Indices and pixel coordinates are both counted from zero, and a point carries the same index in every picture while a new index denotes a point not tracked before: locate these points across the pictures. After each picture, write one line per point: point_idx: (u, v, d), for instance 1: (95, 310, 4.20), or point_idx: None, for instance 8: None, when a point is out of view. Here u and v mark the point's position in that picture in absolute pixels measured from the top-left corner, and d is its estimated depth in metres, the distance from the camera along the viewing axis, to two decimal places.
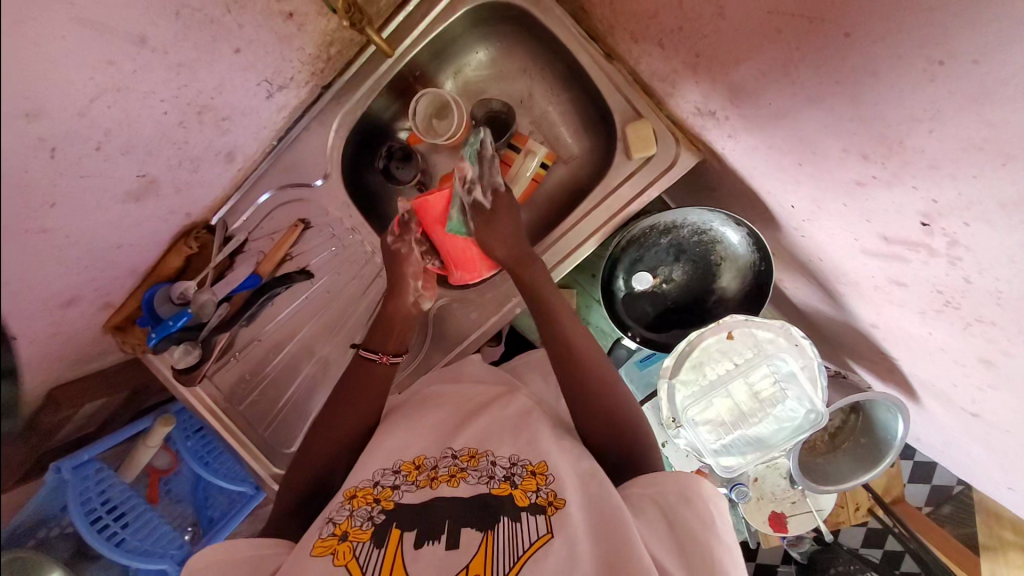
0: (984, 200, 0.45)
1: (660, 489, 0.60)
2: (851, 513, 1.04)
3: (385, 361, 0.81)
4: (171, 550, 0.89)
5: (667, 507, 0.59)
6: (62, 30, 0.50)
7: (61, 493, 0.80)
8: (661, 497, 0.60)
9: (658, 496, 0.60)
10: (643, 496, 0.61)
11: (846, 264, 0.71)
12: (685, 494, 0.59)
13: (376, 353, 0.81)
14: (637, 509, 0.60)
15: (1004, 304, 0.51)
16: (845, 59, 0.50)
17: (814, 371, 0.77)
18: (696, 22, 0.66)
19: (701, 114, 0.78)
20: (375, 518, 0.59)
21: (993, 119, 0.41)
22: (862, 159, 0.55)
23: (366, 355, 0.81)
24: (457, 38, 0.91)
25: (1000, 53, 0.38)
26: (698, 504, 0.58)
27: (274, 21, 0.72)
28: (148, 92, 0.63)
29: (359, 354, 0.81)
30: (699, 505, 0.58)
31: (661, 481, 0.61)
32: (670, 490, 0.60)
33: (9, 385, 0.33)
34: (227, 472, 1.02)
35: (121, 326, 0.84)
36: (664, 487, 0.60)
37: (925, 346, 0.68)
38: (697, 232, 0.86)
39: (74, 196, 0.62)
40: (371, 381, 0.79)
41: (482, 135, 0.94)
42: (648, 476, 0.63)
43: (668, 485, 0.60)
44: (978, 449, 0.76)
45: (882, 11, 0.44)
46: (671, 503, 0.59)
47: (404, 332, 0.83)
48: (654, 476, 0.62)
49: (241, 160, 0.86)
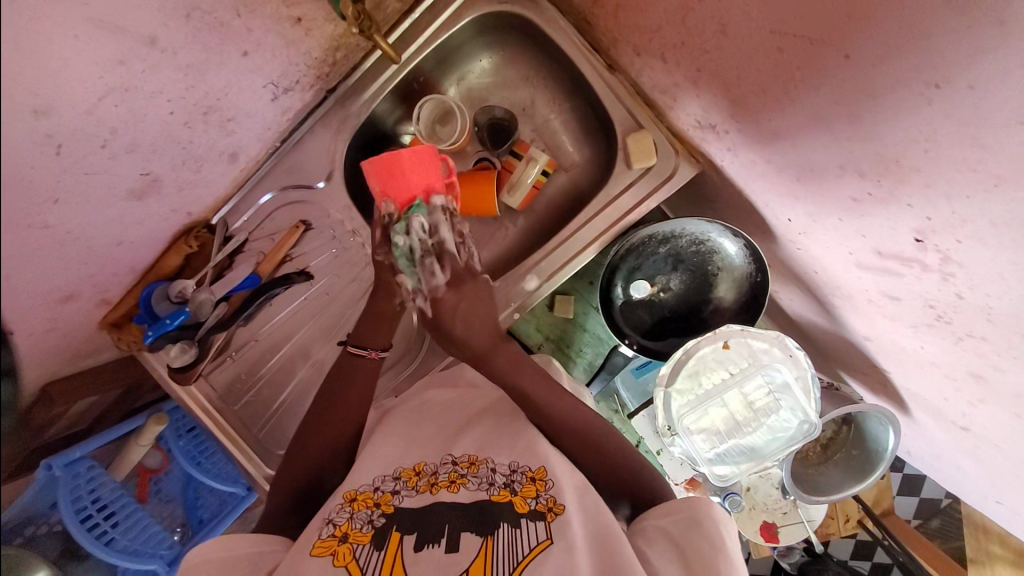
0: (977, 217, 0.46)
1: (672, 517, 0.60)
2: (841, 523, 1.08)
3: (374, 357, 0.80)
4: (161, 550, 0.90)
5: (678, 535, 0.59)
6: (74, 29, 0.51)
7: (51, 492, 0.78)
8: (672, 524, 0.60)
9: (668, 524, 0.60)
10: (654, 525, 0.61)
11: (841, 278, 0.72)
12: (695, 518, 0.59)
13: (365, 349, 0.80)
14: (648, 537, 0.60)
15: (993, 320, 0.53)
16: (844, 79, 0.51)
17: (808, 382, 0.79)
18: (698, 38, 0.68)
19: (702, 128, 0.79)
20: (375, 522, 0.59)
21: (985, 141, 0.42)
22: (859, 175, 0.57)
23: (355, 352, 0.79)
24: (460, 46, 0.92)
25: (994, 77, 0.39)
26: (708, 528, 0.58)
27: (283, 25, 0.73)
28: (155, 91, 0.64)
29: (350, 351, 0.79)
30: (709, 529, 0.58)
31: (672, 509, 0.61)
32: (681, 517, 0.60)
33: (8, 386, 0.34)
34: (219, 473, 1.02)
35: (117, 323, 0.83)
36: (677, 515, 0.60)
37: (917, 360, 0.69)
38: (695, 243, 0.87)
39: (78, 193, 0.62)
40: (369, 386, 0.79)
41: (484, 141, 0.97)
42: (662, 506, 0.63)
43: (681, 513, 0.60)
44: (967, 463, 0.77)
45: (881, 33, 0.45)
46: (683, 530, 0.59)
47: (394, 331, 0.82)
48: (668, 505, 0.62)
49: (244, 160, 0.86)
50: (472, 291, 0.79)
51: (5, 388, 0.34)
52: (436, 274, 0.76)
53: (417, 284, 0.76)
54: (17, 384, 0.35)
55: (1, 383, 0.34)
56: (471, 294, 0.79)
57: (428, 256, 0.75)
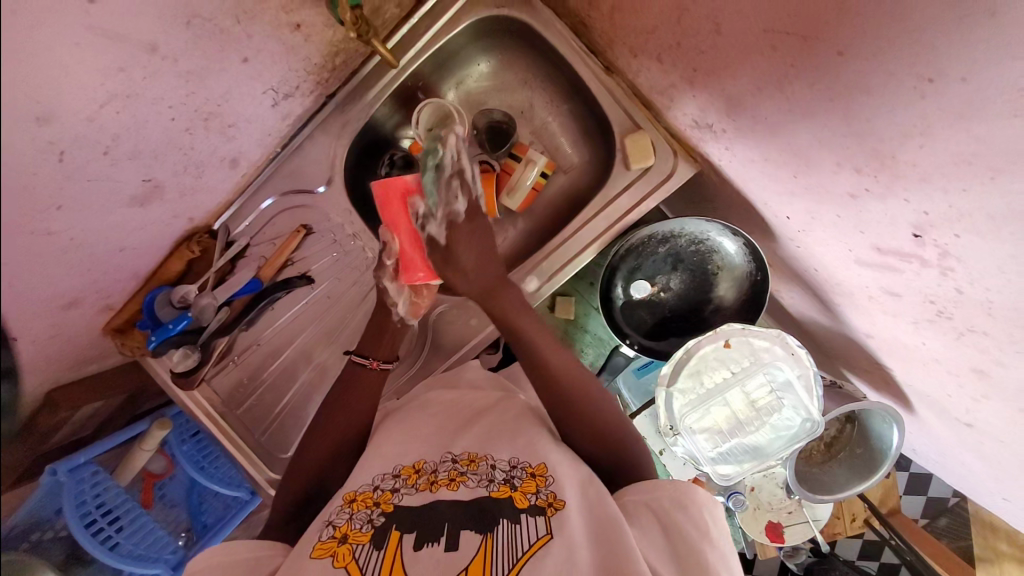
0: (974, 213, 0.46)
1: (655, 496, 0.61)
2: (848, 523, 1.05)
3: (376, 368, 0.80)
4: (164, 554, 0.91)
5: (662, 514, 0.59)
6: (76, 38, 0.52)
7: (56, 497, 0.78)
8: (654, 501, 0.60)
9: (651, 501, 0.61)
10: (636, 501, 0.62)
11: (841, 275, 0.72)
12: (679, 500, 0.59)
13: (366, 358, 0.81)
14: (630, 513, 0.61)
15: (993, 314, 0.53)
16: (838, 75, 0.51)
17: (811, 380, 0.78)
18: (693, 38, 0.68)
19: (699, 127, 0.80)
20: (374, 521, 0.59)
21: (979, 134, 0.42)
22: (856, 172, 0.57)
23: (356, 362, 0.81)
24: (458, 50, 0.92)
25: (986, 71, 0.39)
26: (692, 508, 0.58)
27: (282, 31, 0.74)
28: (156, 98, 0.64)
29: (351, 361, 0.81)
30: (692, 509, 0.58)
31: (655, 487, 0.61)
32: (664, 496, 0.60)
33: (8, 386, 0.34)
34: (223, 477, 1.02)
35: (121, 328, 0.84)
36: (659, 494, 0.61)
37: (919, 356, 0.69)
38: (695, 242, 0.87)
39: (81, 199, 0.62)
40: (369, 391, 0.79)
41: (483, 144, 0.97)
42: (644, 484, 0.63)
43: (665, 492, 0.61)
44: (972, 460, 0.76)
45: (874, 29, 0.46)
46: (666, 508, 0.59)
47: (396, 341, 0.82)
48: (651, 483, 0.62)
49: (245, 166, 0.87)
50: (469, 231, 0.75)
51: (4, 388, 0.34)
52: (457, 199, 0.74)
53: (435, 206, 0.73)
54: (14, 388, 0.34)
55: (1, 384, 0.33)
56: (465, 233, 0.75)
57: (454, 178, 0.74)
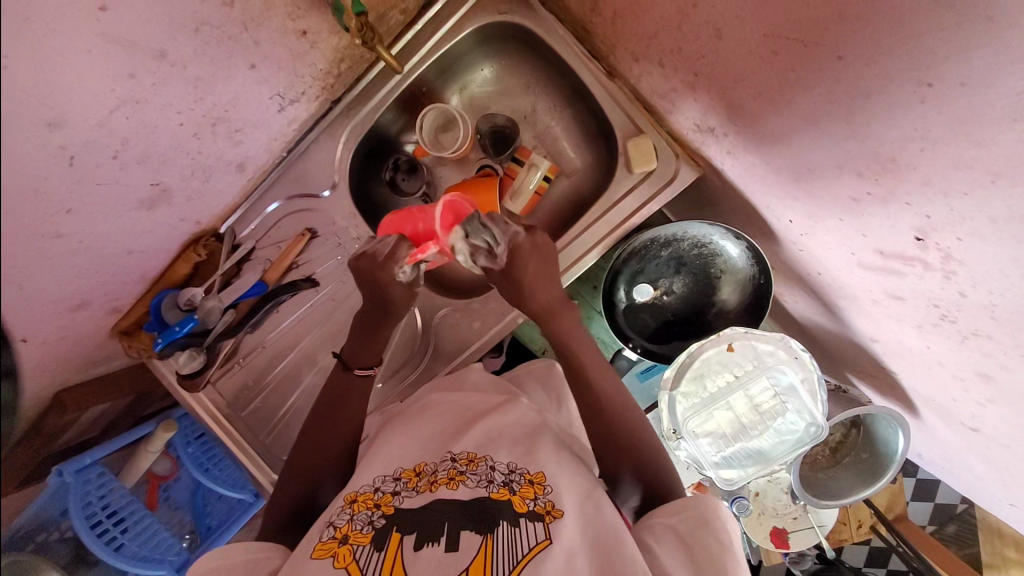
0: (976, 215, 0.46)
1: (680, 515, 0.60)
2: (854, 530, 1.03)
3: None
4: (169, 556, 0.89)
5: (688, 534, 0.58)
6: (87, 44, 0.53)
7: (62, 498, 0.80)
8: (681, 522, 0.59)
9: (677, 522, 0.60)
10: (662, 523, 0.61)
11: (845, 279, 0.71)
12: (704, 518, 0.59)
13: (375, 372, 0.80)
14: (656, 533, 0.60)
15: (998, 318, 0.52)
16: (837, 79, 0.52)
17: (814, 384, 0.77)
18: (693, 44, 0.69)
19: (701, 131, 0.80)
20: (375, 522, 0.59)
21: (980, 140, 0.43)
22: (857, 175, 0.57)
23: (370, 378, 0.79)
24: (462, 55, 0.94)
25: (985, 78, 0.40)
26: (717, 528, 0.58)
27: (289, 38, 0.75)
28: (166, 103, 0.65)
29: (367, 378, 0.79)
30: (718, 527, 0.58)
31: (682, 506, 0.61)
32: (689, 516, 0.59)
33: (8, 387, 0.32)
34: (228, 479, 1.01)
35: (128, 331, 0.85)
36: (685, 514, 0.60)
37: (924, 360, 0.69)
38: (697, 245, 0.88)
39: (91, 202, 0.64)
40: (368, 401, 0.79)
41: (486, 149, 0.99)
42: (670, 504, 0.62)
43: (689, 511, 0.60)
44: (977, 465, 0.76)
45: (872, 37, 0.46)
46: (693, 529, 0.58)
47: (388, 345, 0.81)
48: (677, 503, 0.61)
49: (251, 170, 0.88)
50: (532, 250, 0.73)
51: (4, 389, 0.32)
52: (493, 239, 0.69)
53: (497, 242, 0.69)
54: (17, 387, 0.33)
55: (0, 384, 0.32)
56: (538, 256, 0.74)
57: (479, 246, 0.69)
